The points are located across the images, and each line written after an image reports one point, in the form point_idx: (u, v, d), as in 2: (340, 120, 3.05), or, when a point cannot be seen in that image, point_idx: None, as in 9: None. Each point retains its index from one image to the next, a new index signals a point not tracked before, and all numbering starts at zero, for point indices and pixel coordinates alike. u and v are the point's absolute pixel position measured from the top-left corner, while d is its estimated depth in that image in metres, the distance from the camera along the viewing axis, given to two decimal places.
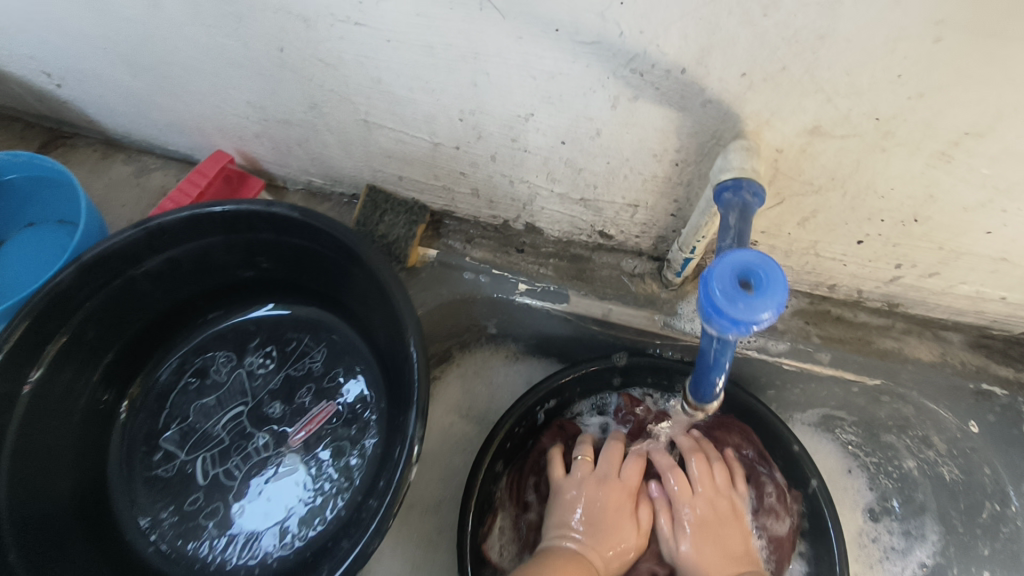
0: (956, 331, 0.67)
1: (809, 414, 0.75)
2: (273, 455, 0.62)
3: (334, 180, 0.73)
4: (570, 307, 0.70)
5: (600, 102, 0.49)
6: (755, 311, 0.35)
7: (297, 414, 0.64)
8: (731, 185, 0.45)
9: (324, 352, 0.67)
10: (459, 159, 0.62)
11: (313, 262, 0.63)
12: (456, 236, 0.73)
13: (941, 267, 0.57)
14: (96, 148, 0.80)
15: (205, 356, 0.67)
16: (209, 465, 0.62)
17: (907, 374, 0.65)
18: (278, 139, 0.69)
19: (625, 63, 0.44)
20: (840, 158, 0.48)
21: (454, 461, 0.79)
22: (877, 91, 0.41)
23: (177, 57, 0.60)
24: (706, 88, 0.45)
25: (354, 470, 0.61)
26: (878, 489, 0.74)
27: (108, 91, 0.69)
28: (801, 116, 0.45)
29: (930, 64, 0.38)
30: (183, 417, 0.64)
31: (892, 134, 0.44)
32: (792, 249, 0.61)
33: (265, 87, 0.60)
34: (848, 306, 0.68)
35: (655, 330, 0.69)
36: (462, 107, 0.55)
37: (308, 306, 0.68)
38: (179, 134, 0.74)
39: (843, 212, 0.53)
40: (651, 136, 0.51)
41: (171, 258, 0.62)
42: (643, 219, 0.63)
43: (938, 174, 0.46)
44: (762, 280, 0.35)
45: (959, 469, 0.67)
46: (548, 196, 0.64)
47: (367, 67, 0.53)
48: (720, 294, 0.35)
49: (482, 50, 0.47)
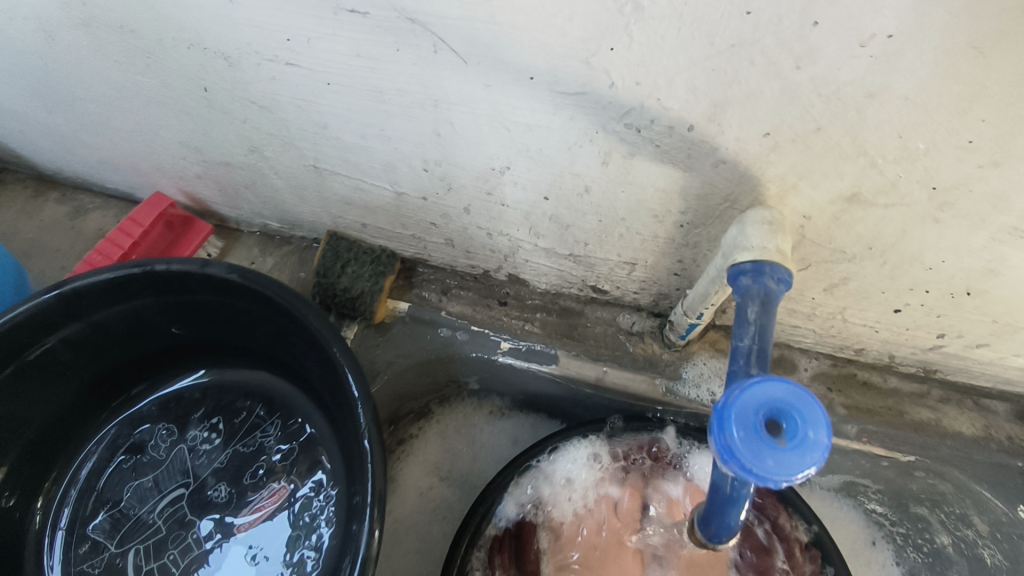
0: (1002, 401, 0.58)
1: (829, 479, 0.65)
2: (215, 548, 0.54)
3: (291, 224, 0.64)
4: (559, 369, 0.61)
5: (588, 157, 0.40)
6: (788, 469, 0.26)
7: (245, 497, 0.56)
8: (750, 269, 0.36)
9: (278, 424, 0.59)
10: (428, 209, 0.54)
11: (261, 326, 0.55)
12: (430, 287, 0.65)
13: (992, 339, 0.48)
14: (27, 185, 0.71)
15: (142, 429, 0.59)
16: (142, 560, 0.53)
17: (945, 449, 0.57)
18: (223, 181, 0.60)
19: (617, 117, 0.36)
20: (882, 227, 0.39)
21: (433, 529, 0.69)
22: (937, 157, 0.32)
23: (94, 93, 0.51)
24: (719, 147, 0.36)
25: (308, 568, 0.52)
26: (906, 564, 0.64)
27: (27, 127, 0.60)
28: (837, 182, 0.36)
29: (1010, 128, 0.29)
30: (115, 501, 0.56)
31: (950, 206, 0.35)
32: (816, 314, 0.52)
33: (199, 128, 0.51)
34: (877, 369, 0.59)
35: (656, 397, 0.60)
36: (425, 157, 0.46)
37: (261, 371, 0.60)
38: (114, 173, 0.65)
39: (880, 280, 0.45)
40: (651, 195, 0.42)
41: (94, 323, 0.53)
42: (642, 277, 0.54)
43: (1004, 249, 0.38)
44: (797, 423, 0.27)
45: (1003, 553, 0.60)
46: (532, 250, 0.55)
47: (309, 111, 0.44)
48: (741, 443, 0.26)
49: (443, 98, 0.39)
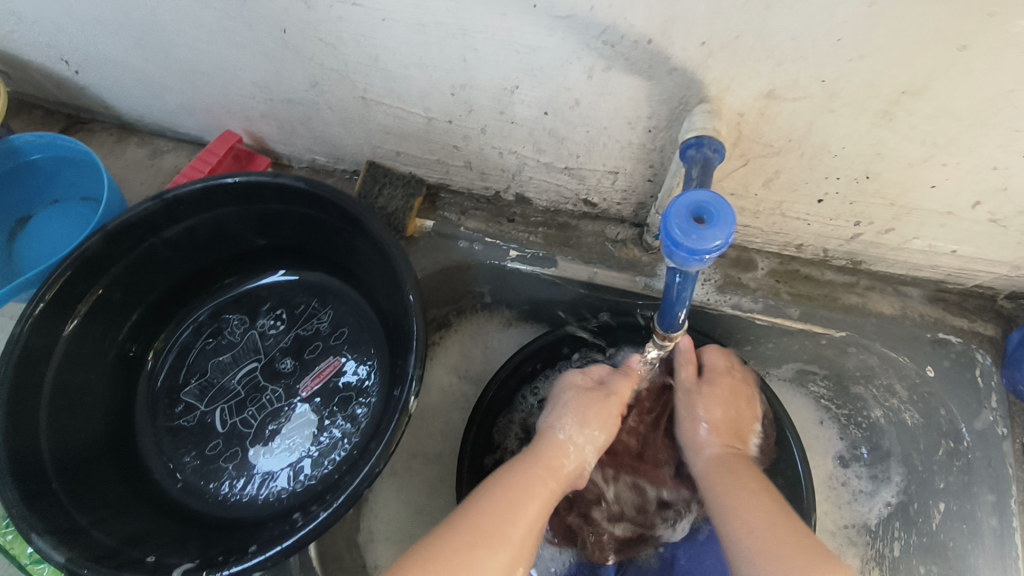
0: (914, 286, 0.72)
1: (784, 369, 0.80)
2: (285, 405, 0.68)
3: (336, 157, 0.78)
4: (558, 271, 0.75)
5: (577, 73, 0.54)
6: (707, 241, 0.40)
7: (307, 368, 0.69)
8: (694, 143, 0.50)
9: (330, 314, 0.72)
10: (452, 132, 0.67)
11: (320, 229, 0.68)
12: (451, 209, 0.78)
13: (895, 223, 0.62)
14: (111, 132, 0.85)
15: (220, 319, 0.72)
16: (227, 415, 0.67)
17: (870, 326, 0.70)
18: (283, 118, 0.73)
19: (597, 35, 0.49)
20: (795, 120, 0.53)
21: (454, 416, 0.84)
22: (821, 55, 0.46)
23: (189, 40, 0.65)
24: (671, 57, 0.50)
25: (360, 418, 0.66)
26: (849, 439, 0.80)
27: (125, 76, 0.74)
28: (757, 81, 0.50)
29: (865, 29, 0.43)
30: (202, 373, 0.70)
31: (838, 96, 0.49)
32: (760, 210, 0.66)
33: (272, 68, 0.65)
34: (816, 265, 0.73)
35: (637, 290, 0.74)
36: (453, 82, 0.60)
37: (315, 273, 0.73)
38: (190, 116, 0.78)
39: (802, 171, 0.59)
40: (625, 104, 0.56)
41: (187, 227, 0.67)
42: (623, 185, 0.68)
43: (883, 132, 0.52)
44: (713, 215, 0.41)
45: (920, 413, 0.72)
46: (535, 166, 0.69)
47: (366, 46, 0.58)
48: (677, 227, 0.40)
49: (470, 27, 0.52)
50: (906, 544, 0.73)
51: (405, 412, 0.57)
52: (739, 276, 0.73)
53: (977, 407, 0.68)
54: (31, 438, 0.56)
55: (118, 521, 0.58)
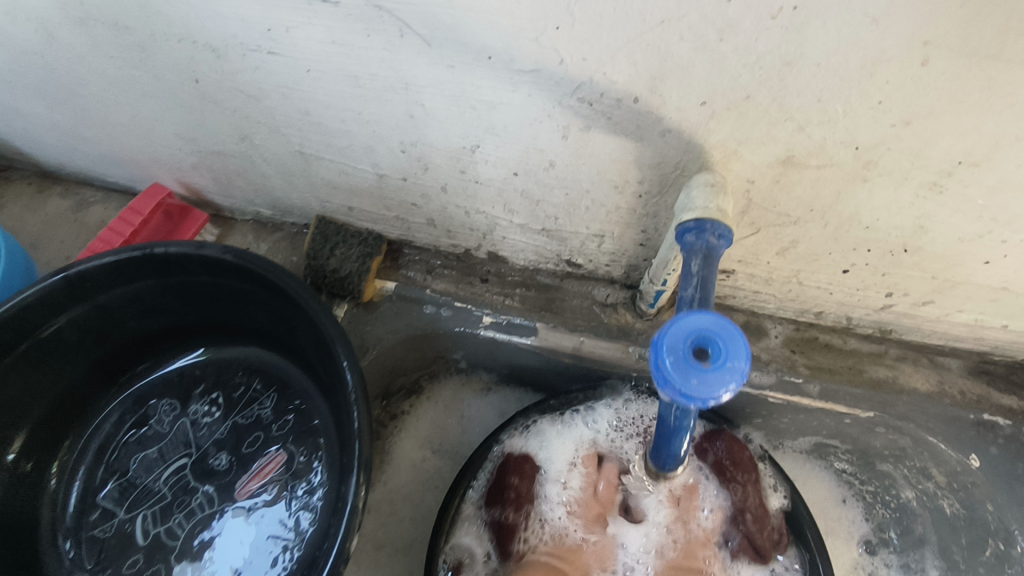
0: (953, 357, 0.62)
1: (801, 441, 0.70)
2: (217, 512, 0.58)
3: (282, 211, 0.68)
4: (539, 341, 0.65)
5: (549, 133, 0.44)
6: (711, 388, 0.30)
7: (245, 465, 0.59)
8: (693, 226, 0.40)
9: (274, 398, 0.62)
10: (408, 190, 0.57)
11: (255, 304, 0.58)
12: (416, 267, 0.68)
13: (935, 296, 0.52)
14: (31, 181, 0.75)
15: (146, 405, 0.62)
16: (149, 525, 0.57)
17: (902, 405, 0.60)
18: (216, 170, 0.63)
19: (569, 92, 0.39)
20: (819, 189, 0.42)
21: (425, 500, 0.73)
22: (855, 118, 0.36)
23: (93, 88, 0.55)
24: (664, 118, 0.39)
25: (306, 531, 0.56)
26: (874, 520, 0.70)
27: (32, 124, 0.64)
28: (771, 147, 0.39)
29: (914, 88, 0.33)
30: (123, 472, 0.60)
31: (874, 164, 0.39)
32: (773, 278, 0.56)
33: (192, 118, 0.55)
34: (837, 332, 0.63)
35: (631, 363, 0.64)
36: (403, 139, 0.50)
37: (255, 348, 0.63)
38: (114, 166, 0.68)
39: (825, 242, 0.48)
40: (610, 167, 0.46)
41: (99, 305, 0.57)
42: (611, 249, 0.58)
43: (929, 205, 0.41)
44: (720, 350, 0.30)
45: (960, 503, 0.62)
46: (508, 226, 0.59)
47: (294, 99, 0.48)
48: (670, 367, 0.30)
49: (413, 80, 0.42)
50: None
51: (359, 509, 0.49)
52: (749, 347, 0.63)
53: None
54: None
55: None
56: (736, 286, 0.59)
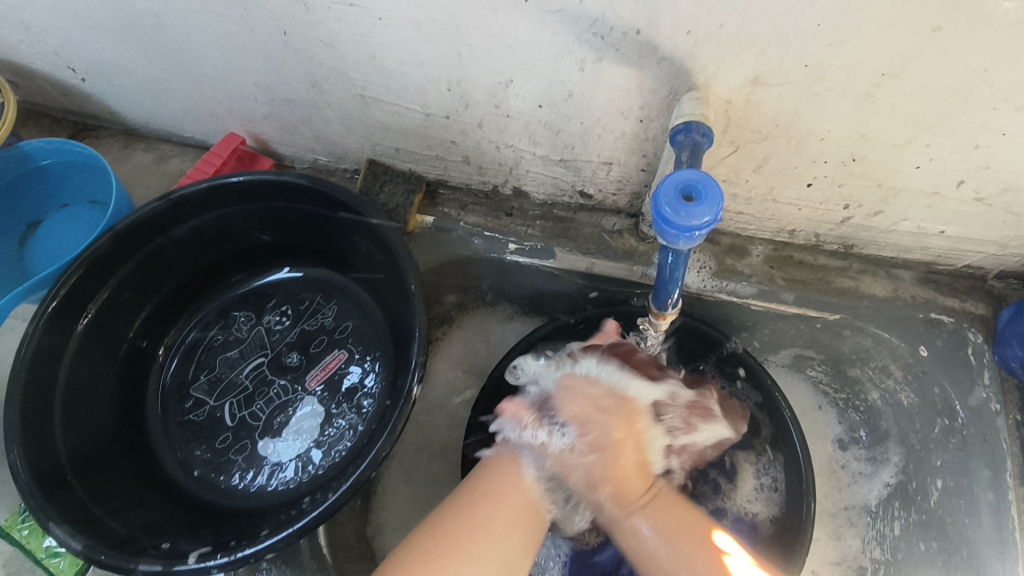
0: (906, 269, 0.73)
1: (782, 355, 0.82)
2: (292, 398, 0.69)
3: (337, 157, 0.80)
4: (556, 262, 0.76)
5: (569, 65, 0.56)
6: (696, 218, 0.41)
7: (313, 362, 0.71)
8: (683, 128, 0.52)
9: (335, 308, 0.74)
10: (449, 128, 0.69)
11: (323, 226, 0.70)
12: (451, 204, 0.80)
13: (883, 205, 0.64)
14: (117, 139, 0.87)
15: (227, 316, 0.74)
16: (236, 409, 0.69)
17: (864, 308, 0.72)
18: (285, 119, 0.75)
19: (587, 27, 0.51)
20: (781, 105, 0.54)
21: (459, 410, 0.85)
22: (803, 40, 0.48)
23: (193, 45, 0.67)
24: (660, 46, 0.51)
25: (366, 410, 0.68)
26: (846, 422, 0.81)
27: (131, 82, 0.76)
28: (742, 68, 0.51)
29: (842, 12, 0.45)
30: (210, 369, 0.71)
31: (821, 80, 0.51)
32: (752, 197, 0.68)
33: (274, 69, 0.67)
34: (808, 250, 0.75)
35: (634, 280, 0.76)
36: (449, 78, 0.62)
37: (318, 269, 0.75)
38: (195, 120, 0.81)
39: (790, 156, 0.60)
40: (617, 94, 0.58)
41: (193, 227, 0.69)
42: (618, 176, 0.70)
43: (867, 114, 0.53)
44: (701, 193, 0.42)
45: (915, 393, 0.73)
46: (531, 159, 0.71)
47: (364, 45, 0.60)
48: (666, 206, 0.42)
49: (464, 23, 0.54)
50: (906, 523, 0.73)
51: (409, 397, 0.60)
52: (734, 263, 0.74)
53: (971, 385, 0.70)
54: (47, 432, 0.58)
55: (128, 514, 0.59)
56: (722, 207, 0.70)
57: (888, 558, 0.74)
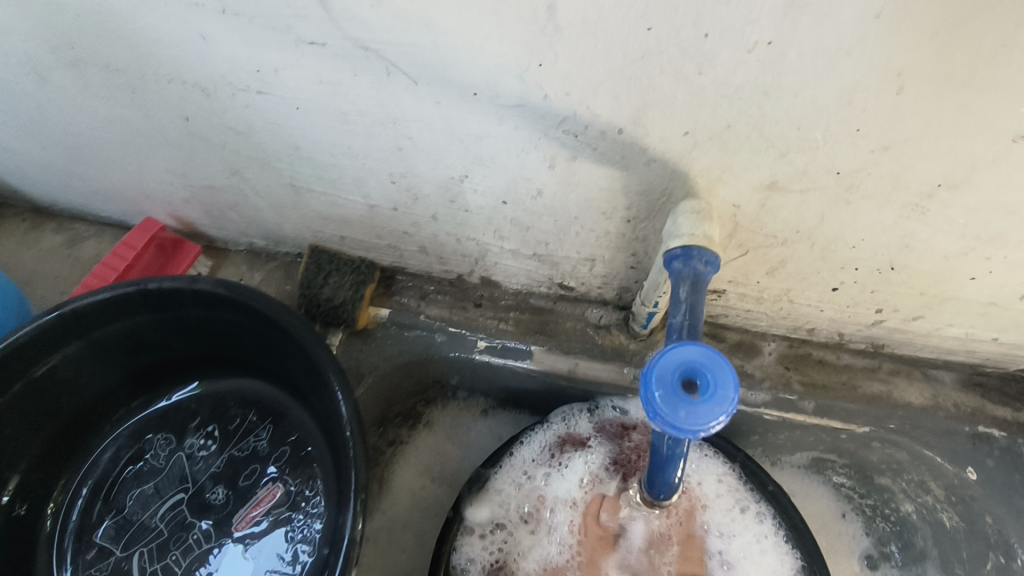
0: (947, 370, 0.62)
1: (798, 457, 0.70)
2: (215, 547, 0.57)
3: (275, 241, 0.68)
4: (533, 364, 0.65)
5: (536, 162, 0.44)
6: (702, 419, 0.30)
7: (241, 499, 0.59)
8: (681, 253, 0.40)
9: (270, 429, 0.62)
10: (399, 219, 0.58)
11: (249, 337, 0.58)
12: (410, 293, 0.69)
13: (925, 311, 0.52)
14: (25, 218, 0.75)
15: (142, 440, 0.62)
16: (146, 562, 0.57)
17: (897, 420, 0.60)
18: (208, 204, 0.64)
19: (555, 125, 0.40)
20: (803, 212, 0.43)
21: (425, 525, 0.73)
22: (836, 146, 0.36)
23: (83, 127, 0.55)
24: (648, 147, 0.40)
25: (304, 561, 0.56)
26: (875, 534, 0.70)
27: (24, 162, 0.64)
28: (754, 173, 0.40)
29: (890, 116, 0.34)
30: (119, 509, 0.59)
31: (856, 188, 0.39)
32: (764, 297, 0.56)
33: (182, 155, 0.56)
34: (830, 348, 0.63)
35: (625, 384, 0.64)
36: (391, 171, 0.50)
37: (250, 380, 0.64)
38: (107, 201, 0.69)
39: (813, 262, 0.49)
40: (597, 194, 0.46)
41: (93, 342, 0.57)
42: (602, 272, 0.58)
43: (913, 225, 0.42)
44: (709, 382, 0.31)
45: (959, 516, 0.62)
46: (499, 252, 0.59)
47: (282, 134, 0.48)
48: (661, 399, 0.31)
49: (398, 115, 0.43)
50: None
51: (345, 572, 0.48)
52: (744, 365, 0.63)
53: None
54: None
55: None
56: (728, 305, 0.59)
57: None
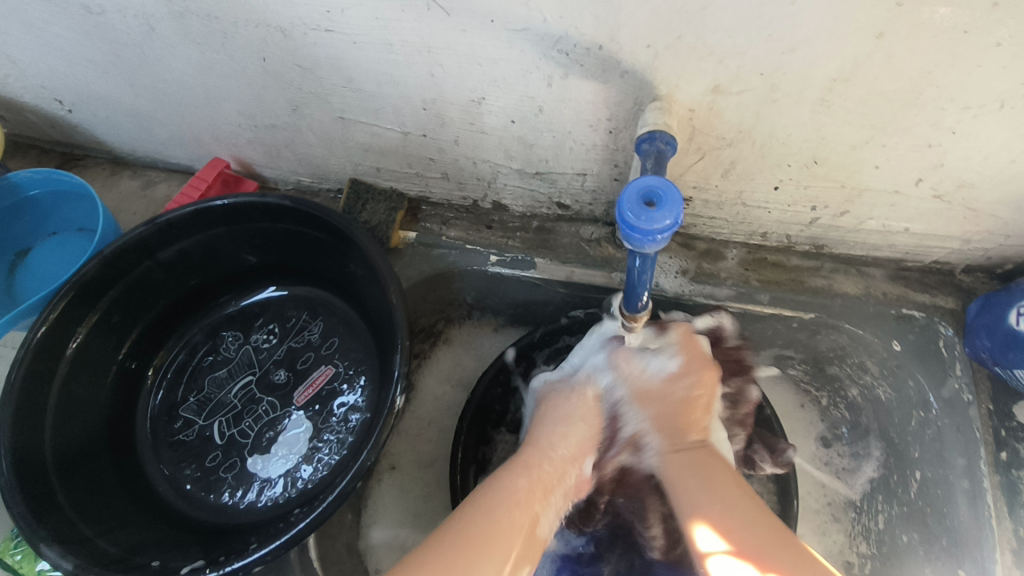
0: (876, 267, 0.75)
1: (763, 356, 0.83)
2: (282, 414, 0.70)
3: (320, 177, 0.82)
4: (536, 272, 0.78)
5: (538, 81, 0.58)
6: (656, 221, 0.43)
7: (300, 379, 0.72)
8: (647, 137, 0.54)
9: (321, 325, 0.75)
10: (427, 145, 0.71)
11: (306, 245, 0.72)
12: (433, 219, 0.82)
13: (849, 205, 0.66)
14: (104, 167, 0.89)
15: (215, 337, 0.75)
16: (226, 427, 0.70)
17: (838, 306, 0.73)
18: (268, 143, 0.77)
19: (552, 45, 0.54)
20: (741, 112, 0.57)
21: (447, 421, 0.86)
22: (756, 50, 0.50)
23: (175, 73, 0.69)
24: (622, 60, 0.54)
25: (353, 424, 0.69)
26: (829, 419, 0.83)
27: (116, 111, 0.78)
28: (701, 78, 0.54)
29: (790, 23, 0.47)
30: (199, 389, 0.72)
31: (777, 87, 0.53)
32: (723, 202, 0.70)
33: (254, 94, 0.69)
34: (782, 252, 0.76)
35: (614, 286, 0.77)
36: (424, 97, 0.64)
37: (303, 288, 0.76)
38: (180, 146, 0.82)
39: (755, 161, 0.62)
40: (587, 108, 0.60)
41: (180, 250, 0.70)
42: (592, 186, 0.72)
43: (823, 118, 0.56)
44: (662, 198, 0.44)
45: (891, 387, 0.74)
46: (508, 173, 0.73)
47: (340, 68, 0.62)
48: (629, 211, 0.44)
49: (434, 44, 0.57)
50: (890, 515, 0.75)
51: (393, 409, 0.60)
52: (710, 267, 0.76)
53: (944, 376, 0.70)
54: (37, 449, 0.59)
55: (117, 534, 0.59)
56: (695, 213, 0.73)
57: (874, 551, 0.75)
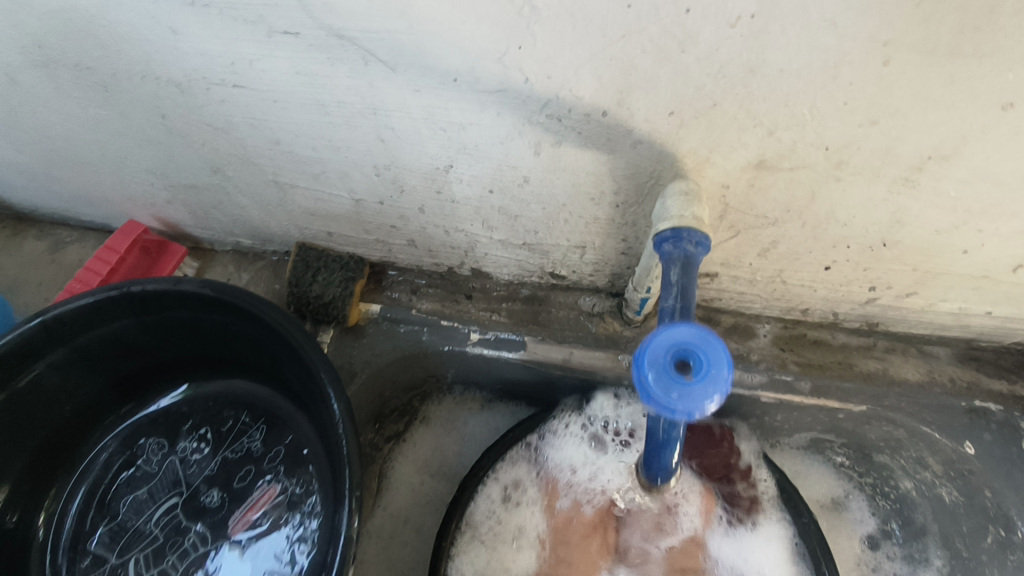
0: (941, 346, 0.62)
1: (797, 438, 0.68)
2: (211, 550, 0.57)
3: (262, 240, 0.67)
4: (527, 355, 0.64)
5: (521, 149, 0.44)
6: (693, 401, 0.31)
7: (237, 501, 0.58)
8: (670, 236, 0.40)
9: (264, 430, 0.61)
10: (386, 213, 0.57)
11: (239, 338, 0.58)
12: (400, 289, 0.68)
13: (918, 287, 0.52)
14: (6, 225, 0.74)
15: (133, 446, 0.62)
16: (142, 567, 0.56)
17: (894, 397, 0.60)
18: (192, 204, 0.63)
19: (538, 109, 0.39)
20: (792, 191, 0.42)
21: (426, 521, 0.72)
22: (823, 121, 0.36)
23: (58, 130, 0.54)
24: (634, 129, 0.39)
25: (301, 565, 0.55)
26: (879, 514, 0.68)
27: (4, 169, 0.63)
28: (741, 152, 0.39)
29: (877, 89, 0.33)
30: (112, 516, 0.58)
31: (845, 164, 0.39)
32: (758, 279, 0.56)
33: (160, 154, 0.54)
34: (825, 327, 0.63)
35: (621, 372, 0.63)
36: (376, 163, 0.49)
37: (243, 381, 0.63)
38: (88, 205, 0.68)
39: (804, 241, 0.48)
40: (586, 180, 0.46)
41: (79, 348, 0.56)
42: (594, 259, 0.58)
43: (903, 200, 0.41)
44: (701, 363, 0.31)
45: (958, 490, 0.61)
46: (489, 243, 0.59)
47: (261, 129, 0.48)
48: (653, 381, 0.31)
49: (381, 106, 0.42)
50: None
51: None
52: (739, 347, 0.62)
53: None
54: None
55: None
56: (721, 288, 0.59)
57: None
